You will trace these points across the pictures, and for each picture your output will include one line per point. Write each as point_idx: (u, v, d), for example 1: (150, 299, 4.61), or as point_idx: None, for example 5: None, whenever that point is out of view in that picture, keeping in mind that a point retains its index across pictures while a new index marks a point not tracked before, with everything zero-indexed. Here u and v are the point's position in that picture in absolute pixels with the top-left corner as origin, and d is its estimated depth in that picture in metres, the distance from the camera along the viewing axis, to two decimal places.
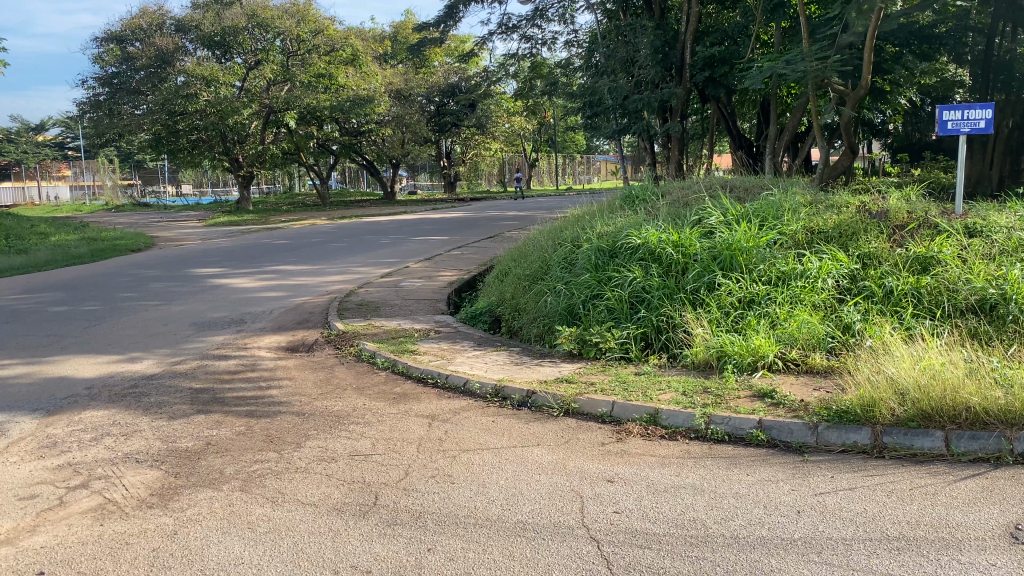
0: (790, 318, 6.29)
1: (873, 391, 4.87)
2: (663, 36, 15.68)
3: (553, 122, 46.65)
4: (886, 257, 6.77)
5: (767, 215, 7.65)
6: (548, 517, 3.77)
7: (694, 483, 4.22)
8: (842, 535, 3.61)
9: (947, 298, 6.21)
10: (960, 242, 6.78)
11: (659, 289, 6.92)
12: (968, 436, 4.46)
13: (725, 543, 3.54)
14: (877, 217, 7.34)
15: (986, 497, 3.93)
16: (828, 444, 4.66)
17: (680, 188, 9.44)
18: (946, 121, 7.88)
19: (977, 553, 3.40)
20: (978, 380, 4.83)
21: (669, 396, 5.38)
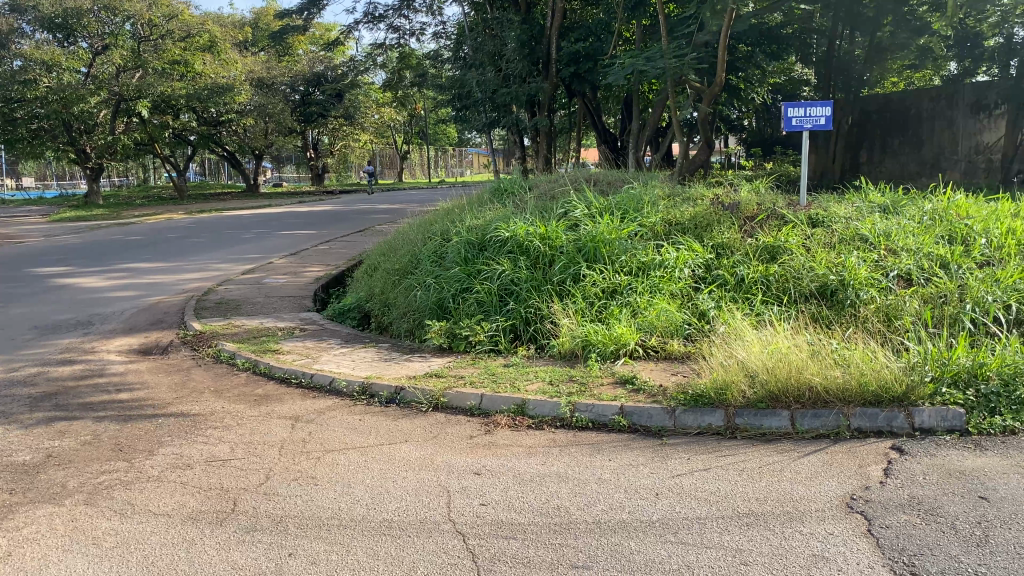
0: (650, 306, 6.51)
1: (726, 374, 5.12)
2: (529, 31, 15.83)
3: (423, 115, 46.34)
4: (738, 247, 7.13)
5: (628, 208, 7.89)
6: (414, 514, 3.75)
7: (559, 471, 4.30)
8: (697, 514, 3.77)
9: (792, 285, 6.57)
10: (804, 232, 7.21)
11: (526, 281, 7.01)
12: (810, 415, 4.77)
13: (587, 529, 3.63)
14: (730, 210, 7.70)
15: (826, 470, 4.22)
16: (685, 426, 4.87)
17: (547, 181, 9.59)
18: (790, 117, 8.33)
19: (817, 523, 3.64)
20: (820, 361, 5.15)
21: (536, 386, 5.46)
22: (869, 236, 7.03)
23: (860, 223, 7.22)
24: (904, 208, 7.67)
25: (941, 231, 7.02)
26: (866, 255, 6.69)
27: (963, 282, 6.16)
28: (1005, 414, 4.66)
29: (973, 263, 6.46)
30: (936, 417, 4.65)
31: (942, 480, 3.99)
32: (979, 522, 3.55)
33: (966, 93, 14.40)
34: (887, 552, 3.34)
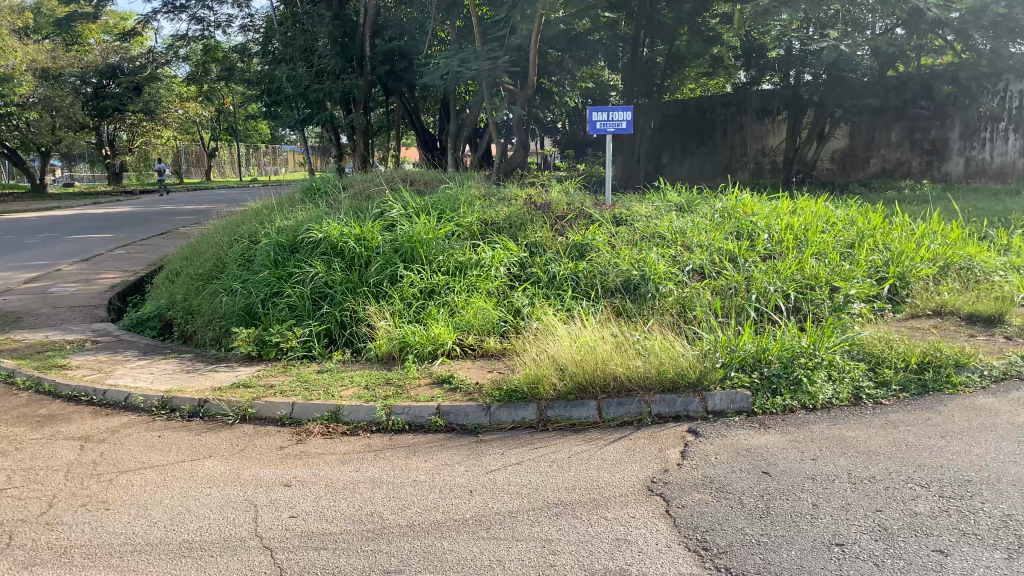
0: (467, 305, 6.57)
1: (536, 369, 5.25)
2: (342, 27, 15.53)
3: (232, 111, 44.25)
4: (550, 245, 7.35)
5: (444, 209, 7.93)
6: (217, 532, 3.57)
7: (372, 476, 4.25)
8: (508, 509, 3.85)
9: (599, 280, 6.84)
10: (610, 230, 7.56)
11: (341, 283, 6.87)
12: (616, 403, 5.00)
13: (401, 532, 3.61)
14: (541, 210, 7.92)
15: (629, 456, 4.44)
16: (499, 422, 4.96)
17: (362, 181, 9.44)
18: (596, 121, 8.70)
19: (621, 508, 3.82)
20: (624, 352, 5.40)
21: (351, 391, 5.36)
22: (668, 233, 7.47)
23: (659, 222, 7.66)
24: (698, 207, 8.22)
25: (731, 227, 7.57)
26: (665, 251, 7.10)
27: (749, 274, 6.69)
28: (785, 393, 5.09)
29: (757, 256, 7.04)
30: (726, 399, 5.02)
31: (731, 458, 4.32)
32: (762, 495, 3.87)
33: (752, 100, 16.31)
34: (684, 530, 3.57)
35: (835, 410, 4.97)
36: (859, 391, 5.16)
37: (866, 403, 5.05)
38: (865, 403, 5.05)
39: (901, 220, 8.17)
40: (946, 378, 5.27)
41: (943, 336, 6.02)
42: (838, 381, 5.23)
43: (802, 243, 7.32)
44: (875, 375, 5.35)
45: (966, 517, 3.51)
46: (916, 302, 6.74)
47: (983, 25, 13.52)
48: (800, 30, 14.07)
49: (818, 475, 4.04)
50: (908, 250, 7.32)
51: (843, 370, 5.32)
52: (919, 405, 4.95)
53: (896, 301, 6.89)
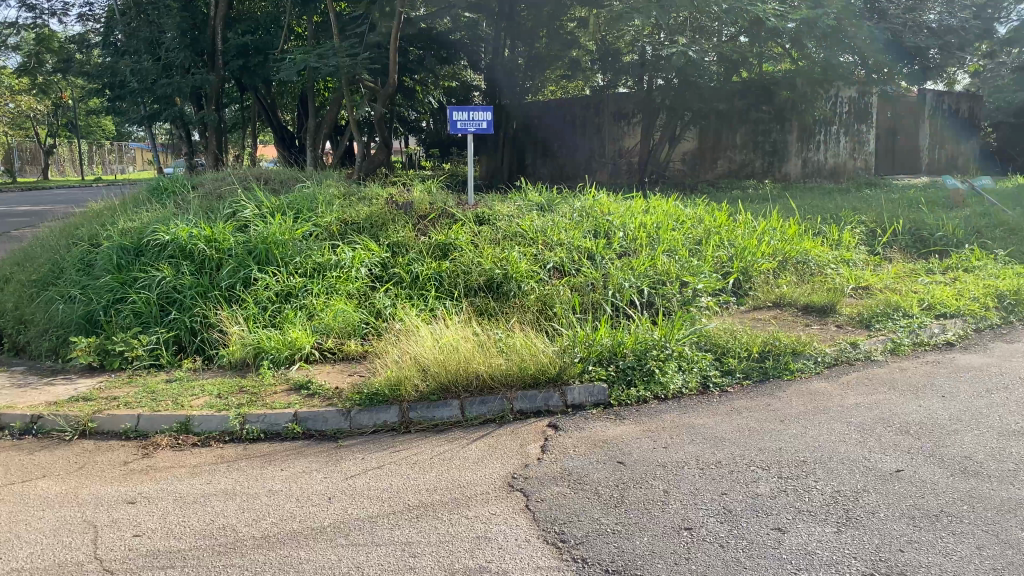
0: (326, 308, 6.42)
1: (398, 370, 5.18)
2: (191, 19, 14.81)
3: (72, 106, 41.40)
4: (412, 245, 7.29)
5: (301, 209, 7.73)
6: (50, 558, 3.33)
7: (225, 488, 4.08)
8: (367, 513, 3.79)
9: (462, 279, 6.85)
10: (472, 229, 7.59)
11: (191, 287, 6.55)
12: (478, 402, 5.03)
13: (254, 545, 3.48)
14: (403, 209, 7.85)
15: (491, 454, 4.47)
16: (360, 426, 4.88)
17: (212, 180, 9.01)
18: (456, 121, 8.70)
19: (482, 506, 3.84)
20: (486, 350, 5.42)
21: (203, 400, 5.13)
22: (529, 232, 7.57)
23: (520, 220, 7.76)
24: (558, 206, 8.38)
25: (589, 226, 7.76)
26: (526, 250, 7.19)
27: (606, 271, 6.89)
28: (639, 384, 5.28)
29: (613, 254, 7.26)
30: (584, 393, 5.15)
31: (589, 451, 4.43)
32: (618, 484, 4.00)
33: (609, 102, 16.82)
34: (542, 524, 3.63)
35: (685, 399, 5.20)
36: (706, 380, 5.43)
37: (713, 392, 5.32)
38: (712, 392, 5.32)
39: (745, 218, 8.64)
40: (784, 365, 5.62)
41: (781, 326, 6.43)
42: (687, 371, 5.48)
43: (655, 241, 7.62)
44: (721, 364, 5.64)
45: (801, 495, 3.76)
46: (758, 295, 7.17)
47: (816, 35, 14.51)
48: (652, 35, 14.64)
49: (669, 463, 4.22)
50: (751, 246, 7.76)
51: (692, 361, 5.57)
52: (760, 392, 5.26)
53: (740, 294, 7.29)
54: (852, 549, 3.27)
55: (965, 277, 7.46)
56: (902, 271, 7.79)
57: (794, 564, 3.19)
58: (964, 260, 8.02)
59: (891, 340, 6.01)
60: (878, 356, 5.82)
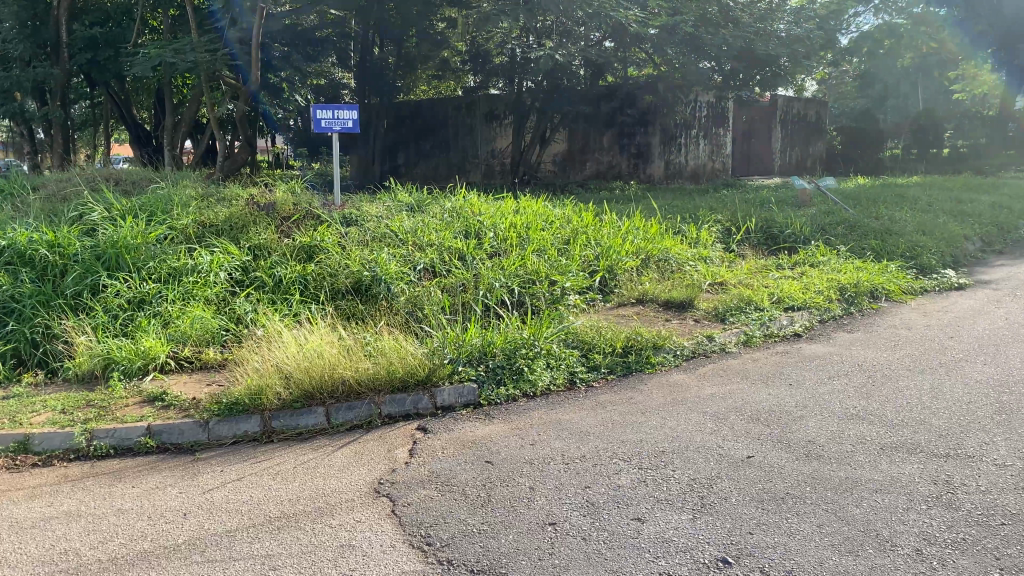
0: (183, 315, 6.13)
1: (259, 378, 5.00)
2: (32, 8, 13.82)
3: None
4: (274, 247, 7.07)
5: (156, 211, 7.36)
6: None
7: (68, 510, 3.83)
8: (225, 528, 3.64)
9: (327, 282, 6.68)
10: (338, 231, 7.44)
11: (32, 296, 6.14)
12: (344, 408, 4.94)
13: (100, 568, 3.28)
14: (265, 210, 7.61)
15: (358, 461, 4.40)
16: (219, 438, 4.70)
17: (56, 181, 8.46)
18: (320, 120, 8.49)
19: (347, 514, 3.77)
20: (352, 354, 5.30)
21: (45, 417, 4.80)
22: (398, 233, 7.49)
23: (389, 221, 7.67)
24: (427, 207, 8.34)
25: (459, 227, 7.75)
26: (395, 251, 7.10)
27: (476, 271, 6.90)
28: (508, 383, 5.32)
29: (483, 254, 7.29)
30: (454, 394, 5.14)
31: (456, 452, 4.43)
32: (484, 484, 4.01)
33: (480, 103, 16.90)
34: (408, 528, 3.60)
35: (553, 396, 5.28)
36: (573, 376, 5.54)
37: (580, 388, 5.43)
38: (579, 388, 5.43)
39: (610, 218, 8.88)
40: (647, 359, 5.81)
41: (643, 321, 6.65)
42: (555, 368, 5.56)
43: (525, 241, 7.70)
44: (586, 360, 5.77)
45: (660, 485, 3.89)
46: (623, 292, 7.38)
47: (676, 42, 15.11)
48: (520, 38, 14.86)
49: (536, 460, 4.27)
50: (616, 245, 7.97)
51: (560, 358, 5.66)
52: (624, 386, 5.42)
53: (607, 291, 7.49)
54: (706, 534, 3.41)
55: (810, 271, 7.96)
56: (755, 267, 8.22)
57: (651, 553, 3.29)
58: (810, 255, 8.55)
59: (744, 332, 6.33)
60: (732, 348, 6.12)
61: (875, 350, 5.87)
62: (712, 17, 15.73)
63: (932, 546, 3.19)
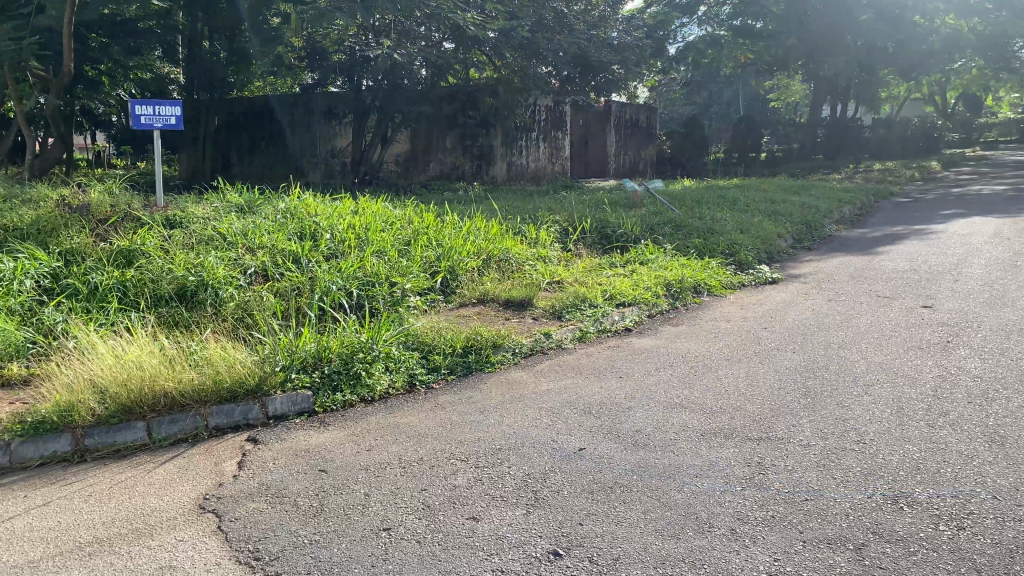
0: None
1: (70, 395, 4.66)
2: None
3: None
4: (88, 252, 6.60)
5: None
6: None
7: None
8: (27, 558, 3.37)
9: (149, 288, 6.29)
10: (161, 234, 7.04)
11: None
12: (167, 421, 4.68)
13: None
14: (77, 212, 7.09)
15: (182, 476, 4.17)
16: (24, 460, 4.41)
17: None
18: (139, 116, 7.97)
19: (168, 533, 3.56)
20: (176, 364, 5.03)
21: None
22: (227, 235, 7.17)
23: (217, 223, 7.33)
24: (259, 207, 8.04)
25: (293, 228, 7.52)
26: (224, 254, 6.79)
27: (311, 274, 6.71)
28: (345, 389, 5.20)
29: (320, 256, 7.10)
30: (287, 402, 4.96)
31: (289, 461, 4.29)
32: (317, 493, 3.91)
33: (318, 102, 16.54)
34: (235, 543, 3.44)
35: (392, 399, 5.22)
36: (412, 378, 5.49)
37: (419, 390, 5.40)
38: (418, 390, 5.39)
39: (451, 218, 8.89)
40: (486, 358, 5.86)
41: (483, 321, 6.70)
42: (394, 371, 5.49)
43: (363, 242, 7.56)
44: (426, 361, 5.74)
45: (495, 482, 3.93)
46: (463, 292, 7.41)
47: (513, 45, 15.42)
48: (358, 36, 14.65)
49: (372, 465, 4.21)
50: (456, 245, 7.98)
51: (399, 360, 5.59)
52: (463, 386, 5.44)
53: (447, 291, 7.48)
54: (538, 528, 3.48)
55: (641, 268, 8.32)
56: (591, 266, 8.49)
57: (485, 551, 3.32)
58: (641, 254, 8.94)
59: (579, 329, 6.52)
60: (568, 344, 6.29)
61: (698, 343, 6.20)
62: (548, 22, 16.17)
63: (744, 525, 3.40)
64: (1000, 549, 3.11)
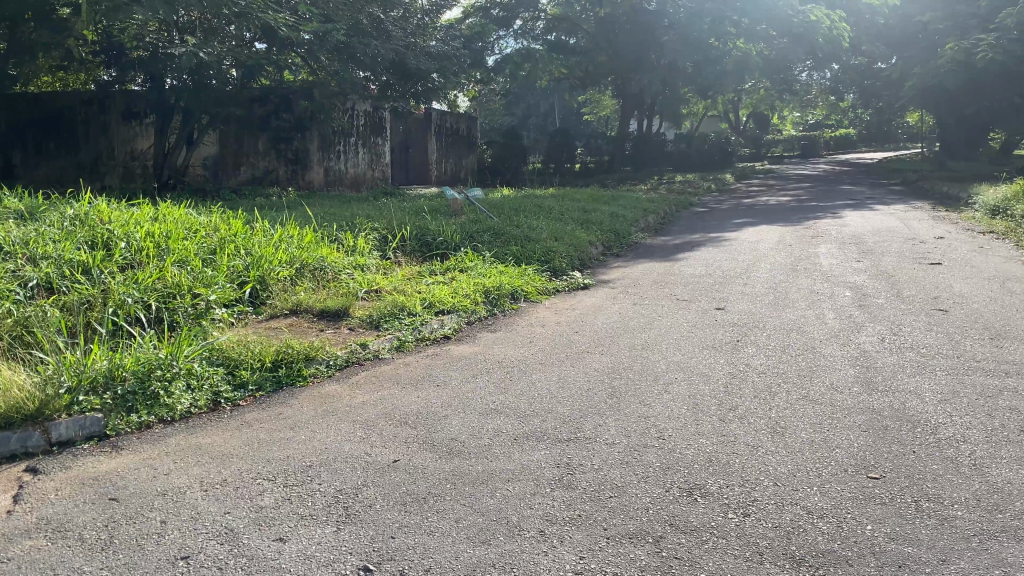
0: None
1: None
2: None
3: None
4: None
5: None
6: None
7: None
8: None
9: None
10: None
11: None
12: None
13: None
14: None
15: None
16: None
17: None
18: None
19: None
20: None
21: None
22: (3, 245, 6.50)
23: None
24: (43, 214, 7.37)
25: (83, 237, 6.94)
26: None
27: (104, 286, 6.21)
28: (141, 409, 4.84)
29: (114, 266, 6.59)
30: (74, 427, 4.55)
31: (73, 492, 3.93)
32: (107, 524, 3.61)
33: (116, 100, 15.47)
34: None
35: (193, 419, 4.92)
36: (217, 396, 5.21)
37: (224, 408, 5.12)
38: (223, 408, 5.13)
39: (262, 226, 8.55)
40: (298, 371, 5.66)
41: (295, 333, 6.48)
42: (196, 389, 5.19)
43: (164, 252, 7.10)
44: (232, 377, 5.47)
45: (304, 500, 3.80)
46: (275, 303, 7.13)
47: (328, 49, 15.14)
48: (159, 32, 13.82)
49: (169, 490, 3.94)
50: (267, 254, 7.67)
51: (202, 378, 5.29)
52: (272, 402, 5.23)
53: (257, 302, 7.18)
54: (349, 544, 3.39)
55: (460, 276, 8.37)
56: (409, 274, 8.45)
57: (292, 572, 3.20)
58: (459, 262, 9.00)
59: (396, 338, 6.46)
60: (384, 354, 6.21)
61: (513, 348, 6.32)
62: (364, 27, 16.03)
63: (552, 525, 3.49)
64: (779, 532, 3.39)
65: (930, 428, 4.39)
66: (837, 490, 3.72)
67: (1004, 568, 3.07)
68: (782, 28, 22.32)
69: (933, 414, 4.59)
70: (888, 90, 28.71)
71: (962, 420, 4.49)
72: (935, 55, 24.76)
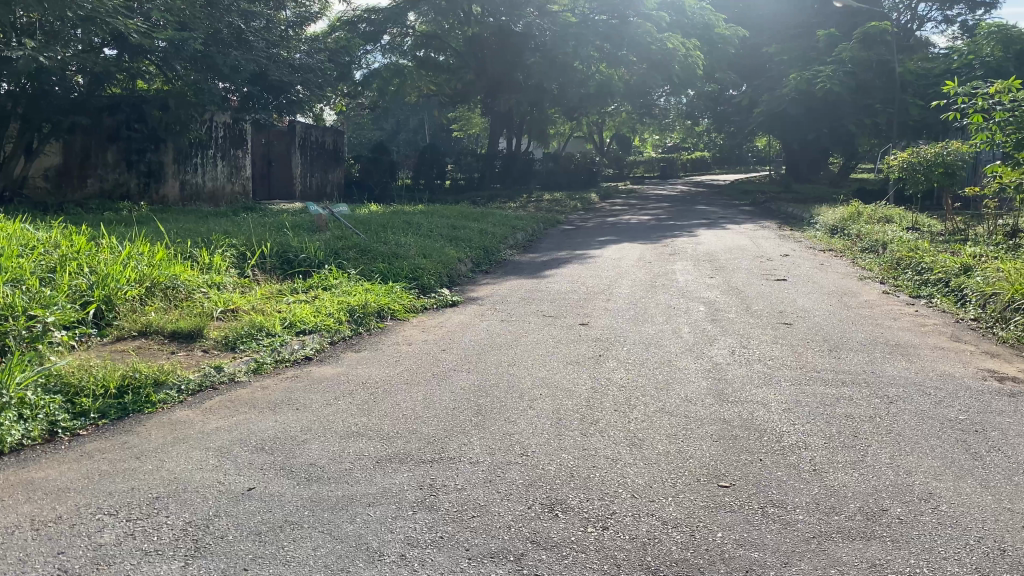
0: None
1: None
2: None
3: None
4: None
5: None
6: None
7: None
8: None
9: None
10: None
11: None
12: None
13: None
14: None
15: None
16: None
17: None
18: None
19: None
20: None
21: None
22: None
23: None
24: None
25: None
26: None
27: None
28: None
29: None
30: None
31: None
32: None
33: None
34: None
35: (26, 452, 4.55)
36: (53, 426, 4.83)
37: (61, 439, 4.76)
38: (60, 438, 4.77)
39: (108, 243, 8.06)
40: (145, 399, 5.33)
41: (143, 357, 6.12)
42: (29, 419, 4.78)
43: None
44: (71, 405, 5.09)
45: (149, 535, 3.57)
46: (121, 325, 6.72)
47: (185, 58, 14.55)
48: None
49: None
50: (114, 272, 7.21)
51: (37, 407, 4.89)
52: (116, 430, 4.91)
53: (101, 325, 6.74)
54: None
55: (323, 295, 8.17)
56: (269, 292, 8.17)
57: None
58: (323, 279, 8.79)
59: (254, 360, 6.23)
60: (241, 377, 5.97)
61: (378, 368, 6.22)
62: (222, 36, 15.52)
63: (413, 549, 3.44)
64: (635, 544, 3.47)
65: (776, 436, 4.64)
66: (690, 500, 3.86)
67: (840, 567, 3.27)
68: (641, 54, 23.17)
69: (778, 423, 4.85)
70: (739, 115, 30.46)
71: (804, 428, 4.77)
72: (779, 83, 26.51)
